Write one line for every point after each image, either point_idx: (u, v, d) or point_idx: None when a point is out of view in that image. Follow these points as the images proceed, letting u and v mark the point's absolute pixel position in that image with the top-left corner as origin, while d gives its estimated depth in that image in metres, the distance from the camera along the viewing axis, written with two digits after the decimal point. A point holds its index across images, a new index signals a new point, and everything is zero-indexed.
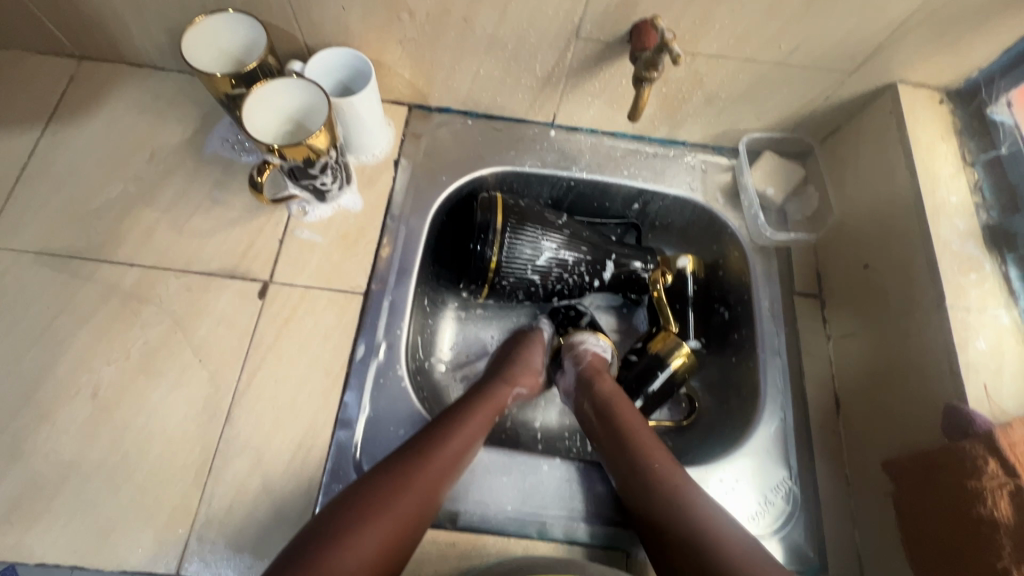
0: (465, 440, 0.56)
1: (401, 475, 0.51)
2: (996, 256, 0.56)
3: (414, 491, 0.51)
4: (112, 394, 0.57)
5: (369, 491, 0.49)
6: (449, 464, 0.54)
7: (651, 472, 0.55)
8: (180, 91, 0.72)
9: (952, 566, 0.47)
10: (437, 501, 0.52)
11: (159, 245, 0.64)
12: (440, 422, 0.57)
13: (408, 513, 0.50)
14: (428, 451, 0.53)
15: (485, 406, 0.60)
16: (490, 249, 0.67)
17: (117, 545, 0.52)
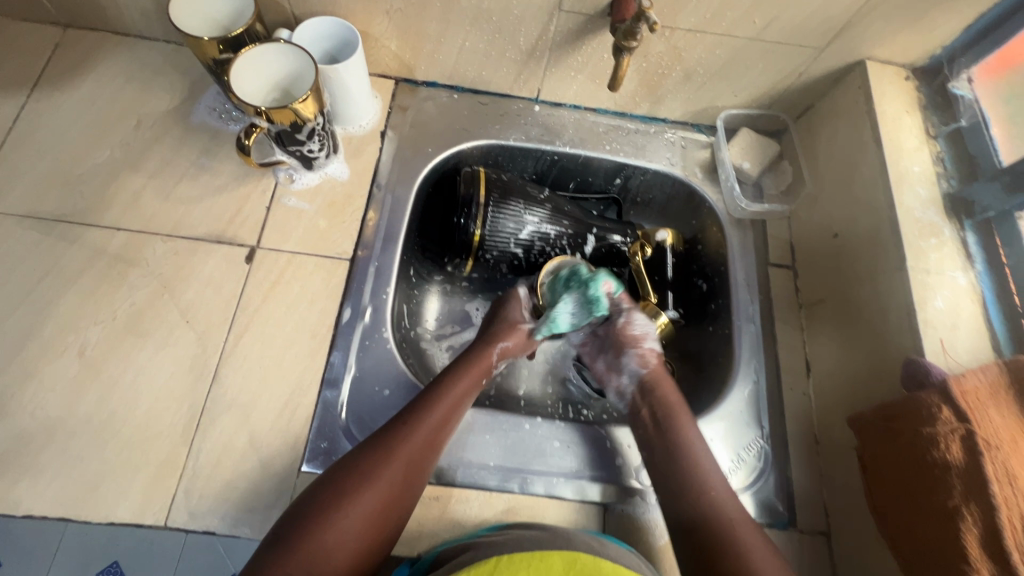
0: (446, 411, 0.56)
1: (384, 452, 0.52)
2: (956, 222, 0.59)
3: (396, 467, 0.52)
4: (99, 354, 0.58)
5: (351, 469, 0.51)
6: (430, 437, 0.54)
7: (693, 475, 0.57)
8: (166, 61, 0.73)
9: (909, 507, 0.50)
10: (424, 474, 0.53)
11: (146, 210, 0.65)
12: (422, 396, 0.57)
13: (391, 487, 0.51)
14: (409, 427, 0.54)
15: (466, 376, 0.60)
16: (473, 224, 0.68)
17: (105, 498, 0.53)
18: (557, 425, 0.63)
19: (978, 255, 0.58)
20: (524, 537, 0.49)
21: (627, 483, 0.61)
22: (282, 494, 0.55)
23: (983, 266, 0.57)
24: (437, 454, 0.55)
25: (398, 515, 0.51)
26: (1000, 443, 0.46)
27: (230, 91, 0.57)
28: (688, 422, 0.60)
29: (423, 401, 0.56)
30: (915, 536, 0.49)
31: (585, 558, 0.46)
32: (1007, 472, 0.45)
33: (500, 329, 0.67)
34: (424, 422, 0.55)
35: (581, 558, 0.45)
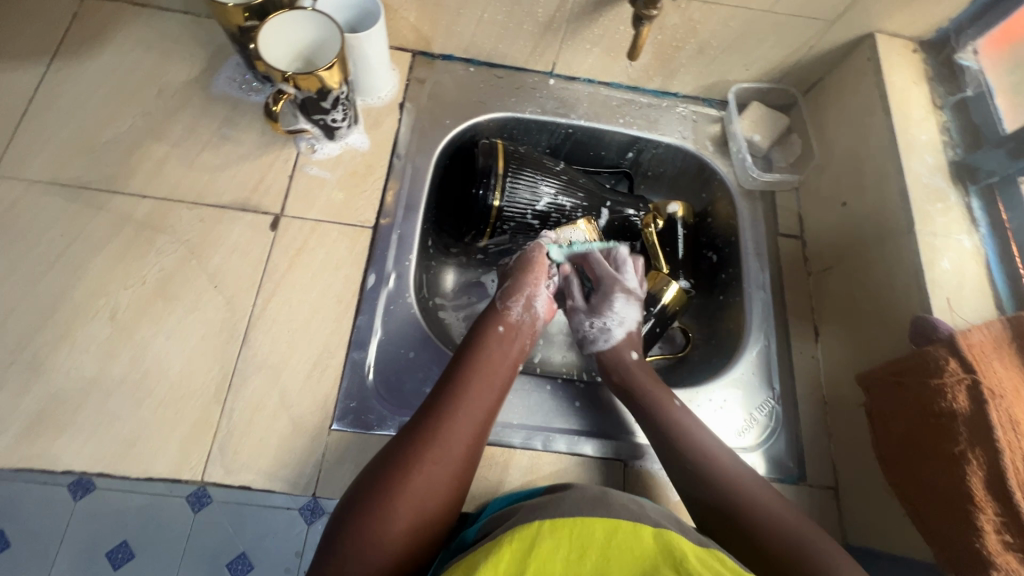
0: (471, 387, 0.55)
1: (420, 437, 0.51)
2: (961, 188, 0.61)
3: (431, 449, 0.50)
4: (130, 317, 0.59)
5: (388, 460, 0.50)
6: (459, 413, 0.53)
7: (682, 442, 0.57)
8: (184, 32, 0.73)
9: (916, 455, 0.53)
10: (463, 451, 0.52)
11: (171, 178, 0.66)
12: (446, 376, 0.57)
13: (434, 466, 0.50)
14: (438, 407, 0.53)
15: (483, 347, 0.59)
16: (493, 193, 0.70)
17: (142, 454, 0.54)
18: (577, 387, 0.65)
19: (981, 219, 0.60)
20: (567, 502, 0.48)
21: (646, 440, 0.63)
22: (315, 450, 0.57)
23: (987, 229, 0.59)
24: (476, 429, 0.53)
25: (444, 496, 0.50)
26: (1004, 392, 0.49)
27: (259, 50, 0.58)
28: (665, 398, 0.61)
29: (447, 381, 0.56)
30: (922, 481, 0.52)
31: (626, 525, 0.43)
32: (1010, 418, 0.48)
33: (514, 287, 0.65)
34: (451, 399, 0.54)
35: (622, 526, 0.42)
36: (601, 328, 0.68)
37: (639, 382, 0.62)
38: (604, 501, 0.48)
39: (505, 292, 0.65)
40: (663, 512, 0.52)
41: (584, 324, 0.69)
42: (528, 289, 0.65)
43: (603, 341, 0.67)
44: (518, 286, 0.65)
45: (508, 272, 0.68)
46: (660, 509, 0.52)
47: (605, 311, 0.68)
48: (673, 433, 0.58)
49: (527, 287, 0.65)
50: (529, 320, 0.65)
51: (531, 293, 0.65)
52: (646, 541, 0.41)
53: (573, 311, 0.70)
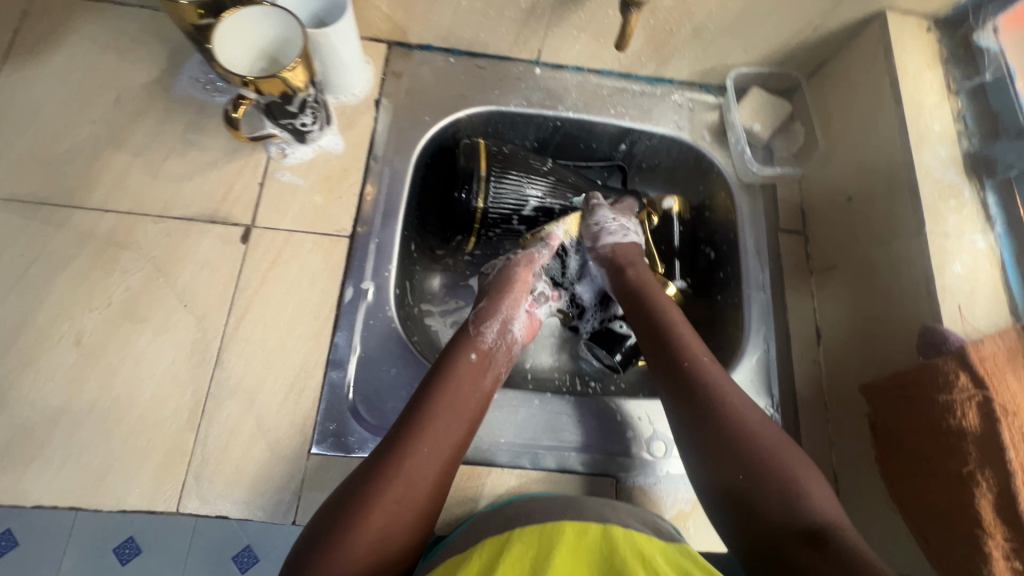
0: (437, 421, 0.53)
1: (385, 469, 0.50)
2: (976, 182, 0.57)
3: (393, 490, 0.49)
4: (97, 341, 0.57)
5: (349, 500, 0.48)
6: (425, 450, 0.51)
7: (720, 408, 0.53)
8: (142, 28, 0.68)
9: (921, 473, 0.50)
10: (427, 489, 0.51)
11: (134, 190, 0.62)
12: (413, 408, 0.54)
13: (397, 501, 0.49)
14: (404, 444, 0.51)
15: (453, 377, 0.56)
16: (477, 197, 0.66)
17: (114, 486, 0.52)
18: (566, 400, 0.63)
19: (998, 216, 0.56)
20: (543, 508, 0.50)
21: (638, 454, 0.61)
22: (293, 476, 0.55)
23: (1003, 228, 0.55)
24: (443, 461, 0.52)
25: (406, 534, 0.49)
26: (1016, 408, 0.46)
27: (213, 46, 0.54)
28: (695, 343, 0.59)
29: (414, 415, 0.53)
30: (926, 499, 0.49)
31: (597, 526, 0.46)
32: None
33: (491, 308, 0.64)
34: (417, 436, 0.52)
35: (590, 531, 0.45)
36: (620, 225, 0.69)
37: (665, 322, 0.61)
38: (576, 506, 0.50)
39: (477, 315, 0.63)
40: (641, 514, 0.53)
41: (606, 220, 0.69)
42: (504, 313, 0.64)
43: (617, 237, 0.68)
44: (494, 308, 0.64)
45: (486, 290, 0.66)
46: (641, 514, 0.52)
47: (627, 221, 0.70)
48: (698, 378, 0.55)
49: (503, 311, 0.64)
50: (502, 346, 0.62)
51: (507, 317, 0.64)
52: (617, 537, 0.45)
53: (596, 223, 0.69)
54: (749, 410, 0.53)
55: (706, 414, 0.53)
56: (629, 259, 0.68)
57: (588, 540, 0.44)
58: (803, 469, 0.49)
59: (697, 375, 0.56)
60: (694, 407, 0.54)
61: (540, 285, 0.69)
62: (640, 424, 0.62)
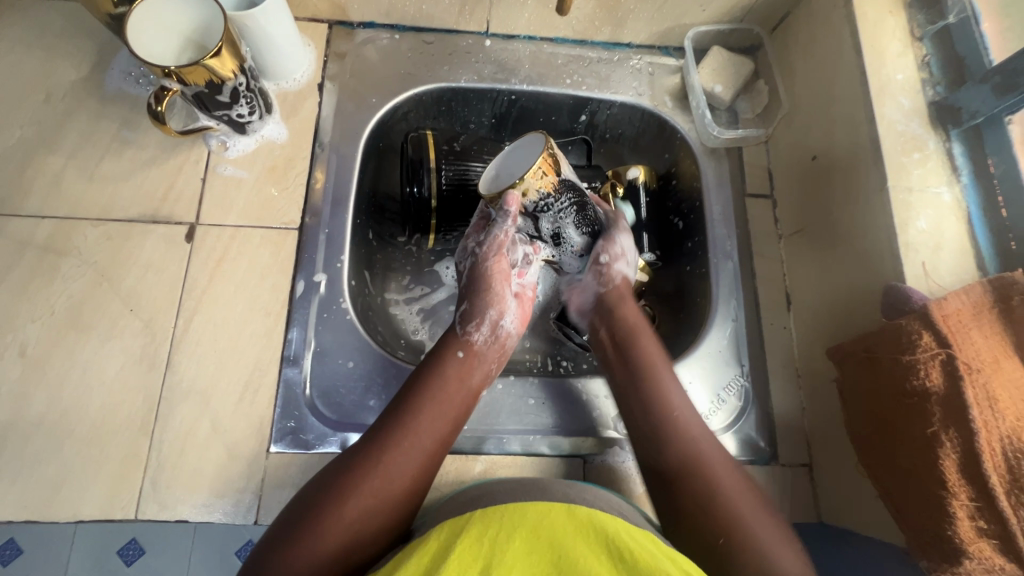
0: (422, 416, 0.51)
1: (359, 465, 0.48)
2: (941, 133, 0.54)
3: (370, 482, 0.47)
4: (42, 352, 0.55)
5: (319, 489, 0.46)
6: (405, 447, 0.49)
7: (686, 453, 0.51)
8: (68, 22, 0.65)
9: (888, 438, 0.49)
10: (405, 484, 0.48)
11: (70, 193, 0.60)
12: (396, 405, 0.52)
13: (374, 498, 0.46)
14: (382, 438, 0.49)
15: (438, 372, 0.54)
16: (431, 192, 0.64)
17: (70, 497, 0.52)
18: (531, 382, 0.61)
19: (964, 166, 0.53)
20: (498, 493, 0.47)
21: (606, 433, 0.60)
22: (253, 476, 0.54)
23: (969, 179, 0.53)
24: (423, 461, 0.49)
25: (380, 531, 0.46)
26: (982, 365, 0.44)
27: (125, 27, 0.51)
28: (675, 389, 0.55)
29: (394, 412, 0.51)
30: (894, 463, 0.48)
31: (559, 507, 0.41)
32: (988, 395, 0.43)
33: (479, 306, 0.60)
34: (398, 429, 0.50)
35: (552, 511, 0.41)
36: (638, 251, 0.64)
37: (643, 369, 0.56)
38: (539, 489, 0.47)
39: (464, 315, 0.60)
40: (611, 498, 0.50)
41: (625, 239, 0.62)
42: (491, 313, 0.60)
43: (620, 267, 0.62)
44: (482, 310, 0.59)
45: (466, 290, 0.61)
46: (608, 496, 0.49)
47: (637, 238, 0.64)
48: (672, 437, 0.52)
49: (490, 312, 0.60)
50: (491, 343, 0.59)
51: (495, 317, 0.60)
52: (579, 520, 0.40)
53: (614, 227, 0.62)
54: (727, 474, 0.50)
55: (677, 472, 0.50)
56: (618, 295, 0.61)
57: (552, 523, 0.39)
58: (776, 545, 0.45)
59: (672, 432, 0.52)
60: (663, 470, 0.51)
61: (519, 253, 0.62)
62: (607, 403, 0.61)
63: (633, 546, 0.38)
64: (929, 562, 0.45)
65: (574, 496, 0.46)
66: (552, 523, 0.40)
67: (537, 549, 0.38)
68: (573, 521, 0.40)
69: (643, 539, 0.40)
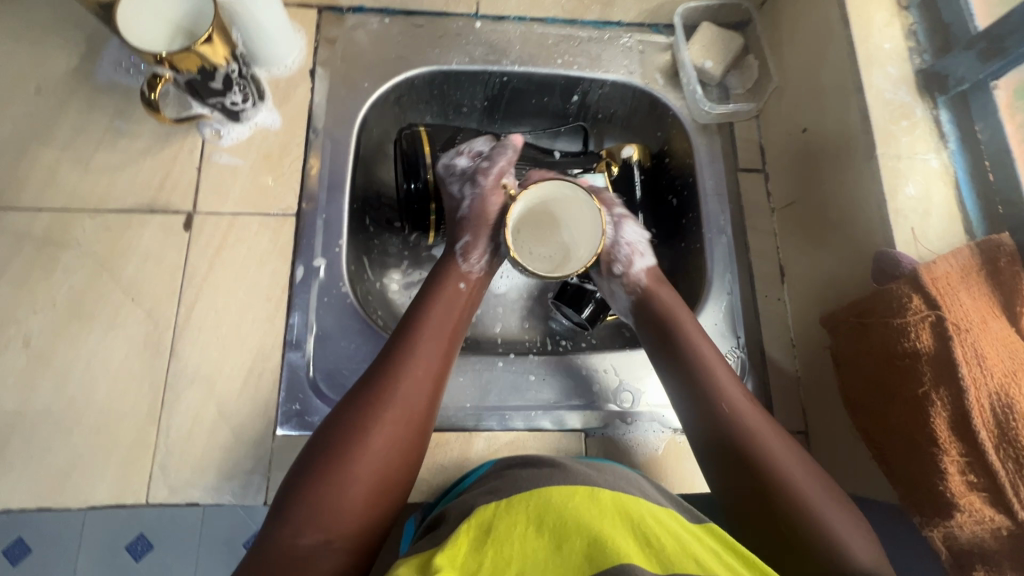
0: (426, 343, 0.50)
1: (375, 397, 0.46)
2: (928, 100, 0.55)
3: (391, 411, 0.45)
4: (46, 343, 0.55)
5: (340, 424, 0.45)
6: (418, 376, 0.48)
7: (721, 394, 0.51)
8: (55, 13, 0.64)
9: (878, 398, 0.51)
10: (424, 412, 0.47)
11: (66, 185, 0.60)
12: (398, 337, 0.50)
13: (396, 428, 0.45)
14: (392, 367, 0.47)
15: (440, 302, 0.53)
16: (429, 187, 0.64)
17: (81, 484, 0.52)
18: (531, 358, 0.62)
19: (951, 132, 0.54)
20: (516, 477, 0.47)
21: (607, 406, 0.61)
22: (260, 458, 0.55)
23: (956, 145, 0.53)
24: (435, 389, 0.49)
25: (405, 460, 0.45)
26: (971, 325, 0.45)
27: (115, 16, 0.51)
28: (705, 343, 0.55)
29: (400, 343, 0.49)
30: (886, 423, 0.50)
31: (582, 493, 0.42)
32: (976, 353, 0.44)
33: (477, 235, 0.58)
34: (408, 360, 0.48)
35: (577, 494, 0.41)
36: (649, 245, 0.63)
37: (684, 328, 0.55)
38: (560, 472, 0.47)
39: (463, 248, 0.58)
40: (620, 471, 0.50)
41: (630, 236, 0.61)
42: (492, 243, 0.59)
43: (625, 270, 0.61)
44: (484, 242, 0.58)
45: (462, 223, 0.59)
46: (631, 477, 0.49)
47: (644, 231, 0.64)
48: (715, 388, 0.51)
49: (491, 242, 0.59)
50: (488, 276, 0.58)
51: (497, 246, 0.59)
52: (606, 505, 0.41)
53: (619, 220, 0.62)
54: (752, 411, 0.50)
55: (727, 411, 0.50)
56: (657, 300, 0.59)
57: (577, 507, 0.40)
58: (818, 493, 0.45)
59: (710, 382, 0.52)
60: (711, 412, 0.50)
61: None
62: (607, 377, 0.62)
63: (660, 530, 0.39)
64: (922, 517, 0.47)
65: (597, 479, 0.46)
66: (576, 508, 0.40)
67: (567, 537, 0.38)
68: (601, 506, 0.40)
69: (668, 519, 0.41)
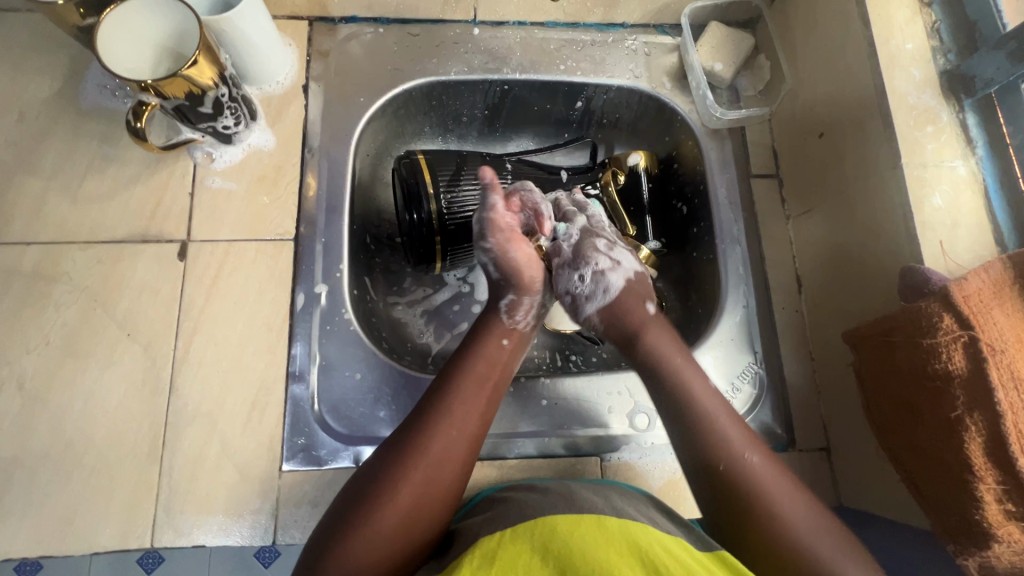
0: (465, 398, 0.48)
1: (406, 450, 0.45)
2: (954, 104, 0.52)
3: (421, 467, 0.44)
4: (40, 383, 0.54)
5: (371, 479, 0.44)
6: (451, 434, 0.46)
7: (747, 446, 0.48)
8: (34, 34, 0.62)
9: (908, 420, 0.48)
10: (453, 472, 0.45)
11: (54, 217, 0.58)
12: (437, 387, 0.49)
13: (423, 486, 0.44)
14: (426, 420, 0.46)
15: (479, 358, 0.51)
16: (432, 218, 0.61)
17: (83, 529, 0.51)
18: (540, 382, 0.60)
19: (979, 137, 0.51)
20: (521, 504, 0.45)
21: (623, 430, 0.59)
22: (267, 496, 0.53)
23: (985, 150, 0.51)
24: (470, 448, 0.47)
25: (430, 519, 0.44)
26: (1005, 346, 0.43)
27: (99, 44, 0.49)
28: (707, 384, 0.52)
29: (438, 396, 0.48)
30: (917, 447, 0.48)
31: (588, 519, 0.40)
32: (1012, 375, 0.42)
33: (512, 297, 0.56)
34: (444, 416, 0.47)
35: (584, 522, 0.40)
36: (596, 281, 0.56)
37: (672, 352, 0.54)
38: (569, 498, 0.45)
39: (509, 306, 0.55)
40: (633, 499, 0.49)
41: (576, 248, 0.57)
42: (534, 298, 0.56)
43: (597, 280, 0.56)
44: (529, 299, 0.56)
45: (500, 282, 0.56)
46: (640, 504, 0.47)
47: (599, 260, 0.56)
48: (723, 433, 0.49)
49: (533, 297, 0.56)
50: (534, 328, 0.56)
51: (538, 301, 0.56)
52: (612, 533, 0.39)
53: (553, 269, 0.57)
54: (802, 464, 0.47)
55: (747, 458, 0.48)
56: (631, 312, 0.56)
57: (581, 538, 0.38)
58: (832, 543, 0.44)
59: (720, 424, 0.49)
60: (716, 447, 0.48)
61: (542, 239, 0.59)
62: (622, 399, 0.60)
63: (669, 559, 0.37)
64: (956, 545, 0.45)
65: (604, 505, 0.44)
66: (582, 536, 0.38)
67: (571, 565, 0.36)
68: (607, 536, 0.38)
69: (677, 548, 0.39)
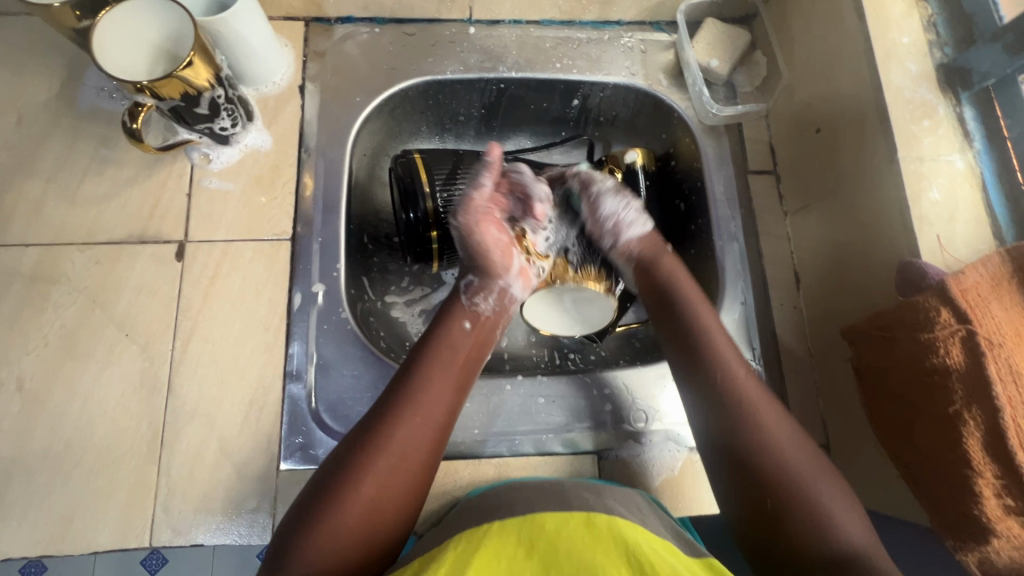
0: (429, 387, 0.48)
1: (370, 440, 0.45)
2: (951, 97, 0.52)
3: (385, 456, 0.44)
4: (39, 384, 0.54)
5: (337, 471, 0.44)
6: (416, 421, 0.46)
7: (747, 422, 0.48)
8: (32, 38, 0.62)
9: (906, 416, 0.48)
10: (418, 460, 0.46)
11: (53, 218, 0.58)
12: (402, 376, 0.49)
13: (388, 475, 0.44)
14: (391, 409, 0.46)
15: (441, 346, 0.51)
16: (429, 216, 0.62)
17: (82, 529, 0.51)
18: (538, 379, 0.60)
19: (977, 131, 0.50)
20: (516, 499, 0.45)
21: (621, 427, 0.59)
22: (265, 495, 0.53)
23: (983, 144, 0.50)
24: (435, 435, 0.47)
25: (396, 507, 0.44)
26: (1003, 340, 0.42)
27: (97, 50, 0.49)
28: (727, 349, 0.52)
29: (403, 385, 0.48)
30: (915, 442, 0.47)
31: (578, 516, 0.40)
32: (1010, 369, 0.42)
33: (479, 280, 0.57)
34: (409, 405, 0.47)
35: (574, 519, 0.40)
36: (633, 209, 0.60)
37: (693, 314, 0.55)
38: (562, 494, 0.44)
39: (471, 287, 0.56)
40: (631, 498, 0.48)
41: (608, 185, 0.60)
42: (498, 282, 0.57)
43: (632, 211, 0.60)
44: (494, 283, 0.56)
45: (468, 263, 0.58)
46: (637, 504, 0.47)
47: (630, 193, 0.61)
48: (736, 401, 0.49)
49: (498, 282, 0.57)
50: (498, 313, 0.56)
51: (501, 286, 0.57)
52: (599, 532, 0.38)
53: (595, 195, 0.60)
54: (795, 445, 0.47)
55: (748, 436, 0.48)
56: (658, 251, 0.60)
57: (567, 541, 0.38)
58: (838, 500, 0.44)
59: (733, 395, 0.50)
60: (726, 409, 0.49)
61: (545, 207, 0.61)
62: (620, 396, 0.60)
63: (658, 560, 0.36)
64: (956, 541, 0.45)
65: (596, 501, 0.44)
66: (569, 537, 0.38)
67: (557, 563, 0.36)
68: (596, 534, 0.38)
69: (667, 553, 0.38)
